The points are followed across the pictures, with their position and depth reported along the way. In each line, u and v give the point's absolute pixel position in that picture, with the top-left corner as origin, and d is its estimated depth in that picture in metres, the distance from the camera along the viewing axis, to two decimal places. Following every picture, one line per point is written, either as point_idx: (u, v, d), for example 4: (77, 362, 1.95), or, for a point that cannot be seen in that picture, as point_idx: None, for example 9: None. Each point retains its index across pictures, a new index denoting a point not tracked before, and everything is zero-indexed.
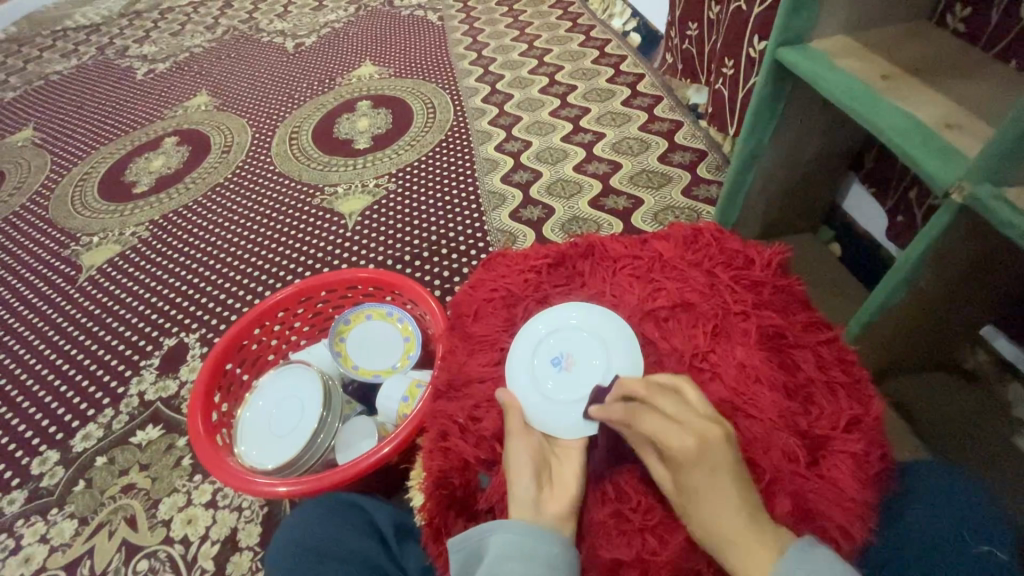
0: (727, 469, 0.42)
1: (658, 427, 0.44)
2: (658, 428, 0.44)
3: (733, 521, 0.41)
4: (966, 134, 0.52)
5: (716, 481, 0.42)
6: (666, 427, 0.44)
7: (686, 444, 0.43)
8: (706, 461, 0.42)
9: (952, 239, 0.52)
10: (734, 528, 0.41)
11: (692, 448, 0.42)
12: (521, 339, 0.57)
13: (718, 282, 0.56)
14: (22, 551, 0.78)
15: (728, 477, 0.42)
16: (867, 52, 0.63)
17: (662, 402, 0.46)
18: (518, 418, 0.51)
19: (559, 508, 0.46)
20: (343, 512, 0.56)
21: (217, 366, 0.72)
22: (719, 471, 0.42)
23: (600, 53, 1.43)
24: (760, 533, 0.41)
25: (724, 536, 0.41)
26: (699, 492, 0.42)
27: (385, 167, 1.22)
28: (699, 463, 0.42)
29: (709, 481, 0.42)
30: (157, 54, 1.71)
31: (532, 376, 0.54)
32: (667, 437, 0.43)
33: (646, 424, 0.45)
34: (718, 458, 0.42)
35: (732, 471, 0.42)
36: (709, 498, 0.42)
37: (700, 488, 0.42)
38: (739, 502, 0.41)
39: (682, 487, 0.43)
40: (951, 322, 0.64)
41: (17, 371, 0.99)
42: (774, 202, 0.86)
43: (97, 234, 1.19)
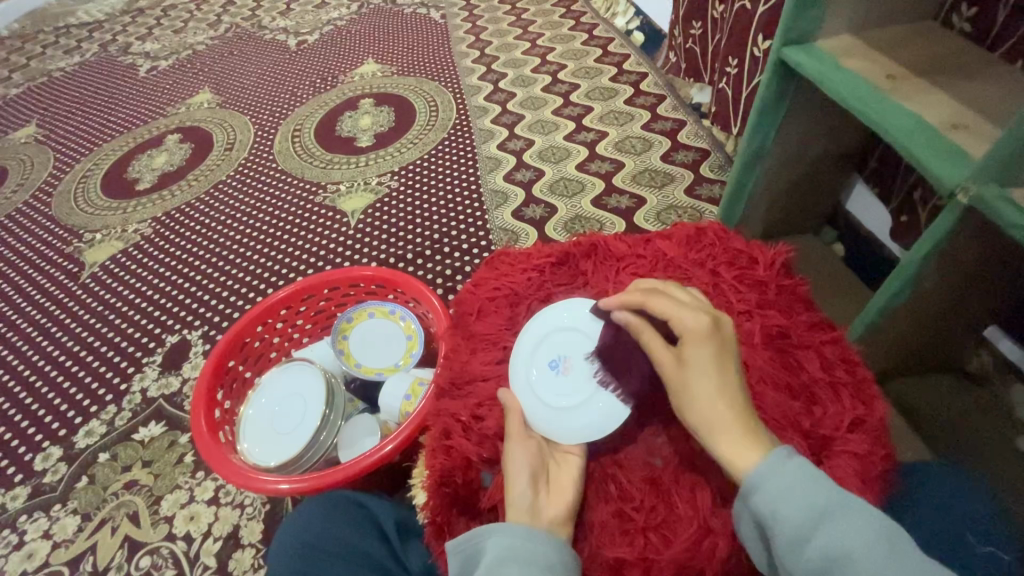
0: (729, 354, 0.45)
1: (676, 307, 0.47)
2: (675, 309, 0.47)
3: (728, 400, 0.43)
4: (971, 135, 0.51)
5: (722, 359, 0.45)
6: (684, 310, 0.47)
7: (702, 323, 0.46)
8: (718, 339, 0.45)
9: (955, 240, 0.52)
10: (732, 403, 0.43)
11: (707, 326, 0.46)
12: (519, 345, 0.56)
13: (722, 281, 0.56)
14: (26, 547, 0.79)
15: (732, 359, 0.45)
16: (872, 52, 0.63)
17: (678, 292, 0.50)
18: (518, 420, 0.51)
19: (557, 511, 0.46)
20: (342, 511, 0.56)
21: (219, 364, 0.73)
22: (726, 352, 0.45)
23: (604, 52, 1.43)
24: (750, 413, 0.44)
25: (717, 411, 0.43)
26: (703, 366, 0.44)
27: (388, 165, 1.22)
28: (710, 340, 0.45)
29: (715, 357, 0.44)
30: (160, 51, 1.71)
31: (531, 383, 0.54)
32: (685, 317, 0.46)
33: (666, 304, 0.48)
34: (726, 342, 0.46)
35: (733, 358, 0.46)
36: (714, 370, 0.44)
37: (705, 363, 0.44)
38: (737, 383, 0.44)
39: (688, 362, 0.45)
40: (955, 323, 0.64)
41: (20, 367, 0.99)
42: (778, 201, 0.86)
43: (100, 231, 1.20)
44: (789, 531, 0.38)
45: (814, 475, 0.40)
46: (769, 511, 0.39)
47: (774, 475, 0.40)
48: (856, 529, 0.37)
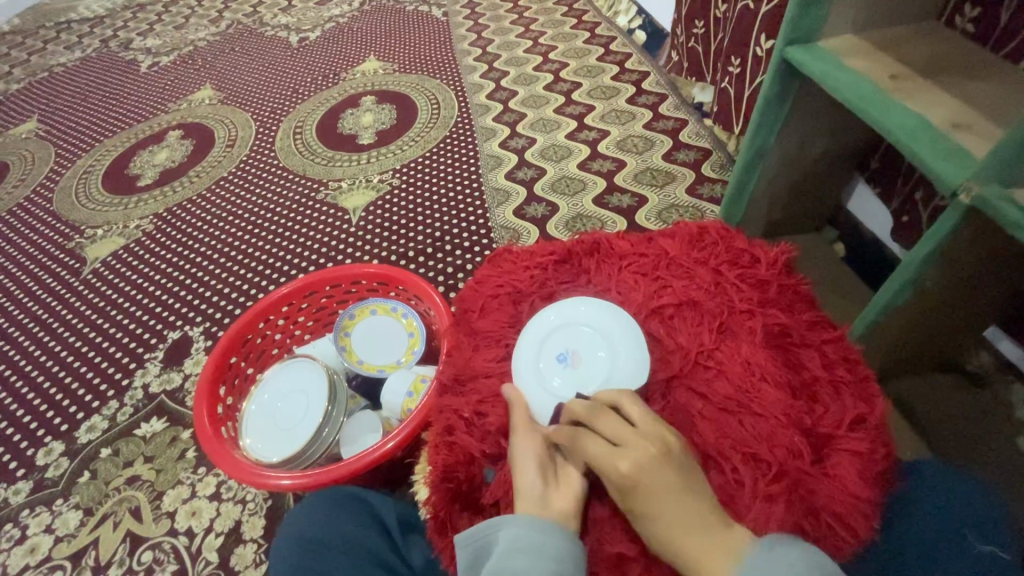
0: (665, 487, 0.41)
1: (597, 450, 0.44)
2: (596, 454, 0.44)
3: (681, 537, 0.40)
4: (974, 135, 0.52)
5: (656, 501, 0.41)
6: (604, 452, 0.43)
7: (621, 470, 0.42)
8: (642, 484, 0.41)
9: (957, 240, 0.52)
10: (684, 545, 0.40)
11: (627, 474, 0.42)
12: (519, 363, 0.55)
13: (724, 280, 0.56)
14: (28, 541, 0.79)
15: (670, 498, 0.41)
16: (875, 52, 0.63)
17: (604, 421, 0.45)
18: (523, 413, 0.51)
19: (566, 504, 0.46)
20: (347, 505, 0.56)
21: (221, 360, 0.73)
22: (659, 493, 0.41)
23: (605, 50, 1.43)
24: (711, 542, 0.40)
25: (674, 550, 0.41)
26: (641, 511, 0.42)
27: (390, 163, 1.22)
28: (634, 485, 0.42)
29: (649, 500, 0.41)
30: (161, 47, 1.71)
31: (550, 390, 0.53)
32: (605, 463, 0.43)
33: (586, 446, 0.44)
34: (656, 479, 0.41)
35: (672, 492, 0.41)
36: (653, 519, 0.41)
37: (641, 509, 0.42)
38: (686, 518, 0.41)
39: (631, 511, 0.42)
40: (956, 323, 0.64)
41: (21, 362, 0.99)
42: (779, 201, 0.86)
43: (101, 226, 1.20)
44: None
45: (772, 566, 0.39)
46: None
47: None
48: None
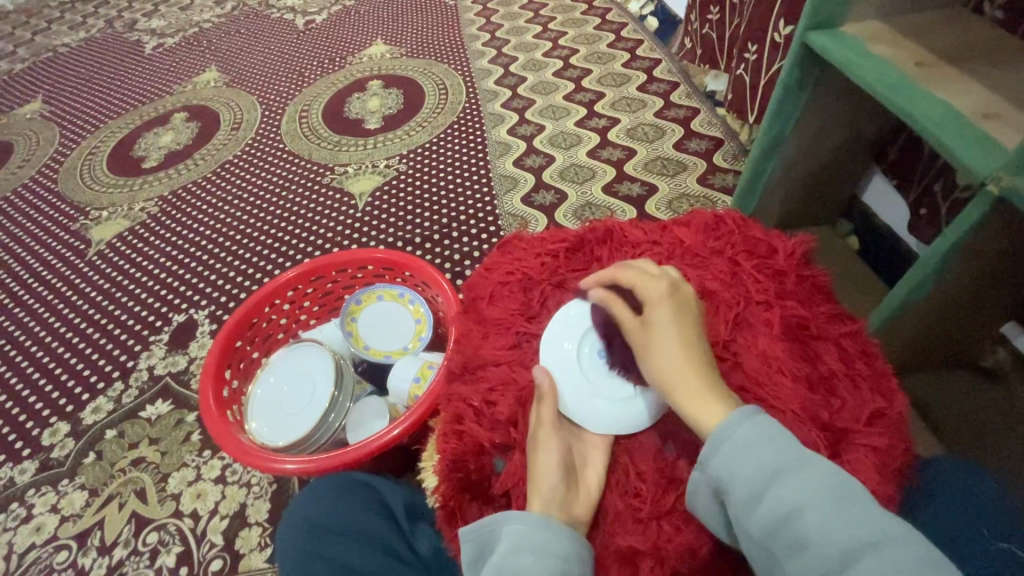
0: (689, 312, 0.48)
1: (639, 276, 0.51)
2: (637, 277, 0.51)
3: (691, 355, 0.45)
4: (1003, 125, 0.50)
5: (680, 315, 0.47)
6: (644, 278, 0.50)
7: (657, 288, 0.49)
8: (672, 301, 0.48)
9: (982, 234, 0.50)
10: (693, 364, 0.44)
11: (661, 291, 0.49)
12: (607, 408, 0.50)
13: (740, 270, 0.55)
14: (34, 521, 0.79)
15: (692, 323, 0.47)
16: (900, 39, 0.61)
17: (646, 264, 0.53)
18: (551, 404, 0.50)
19: (585, 509, 0.46)
20: (355, 492, 0.56)
21: (227, 343, 0.72)
22: (685, 314, 0.47)
23: (617, 36, 1.40)
24: (714, 376, 0.45)
25: (681, 362, 0.44)
26: (664, 321, 0.47)
27: (396, 148, 1.21)
28: (668, 298, 0.48)
29: (674, 313, 0.47)
30: (165, 28, 1.69)
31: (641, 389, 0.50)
32: (643, 283, 0.50)
33: (627, 274, 0.51)
34: (682, 301, 0.48)
35: (695, 319, 0.48)
36: (676, 328, 0.46)
37: (665, 319, 0.47)
38: (698, 347, 0.46)
39: (652, 325, 0.47)
40: (973, 318, 0.63)
41: (26, 342, 0.99)
42: (794, 191, 0.84)
43: (106, 208, 1.19)
44: (745, 491, 0.38)
45: (759, 433, 0.40)
46: (725, 473, 0.40)
47: (723, 440, 0.40)
48: (809, 486, 0.37)
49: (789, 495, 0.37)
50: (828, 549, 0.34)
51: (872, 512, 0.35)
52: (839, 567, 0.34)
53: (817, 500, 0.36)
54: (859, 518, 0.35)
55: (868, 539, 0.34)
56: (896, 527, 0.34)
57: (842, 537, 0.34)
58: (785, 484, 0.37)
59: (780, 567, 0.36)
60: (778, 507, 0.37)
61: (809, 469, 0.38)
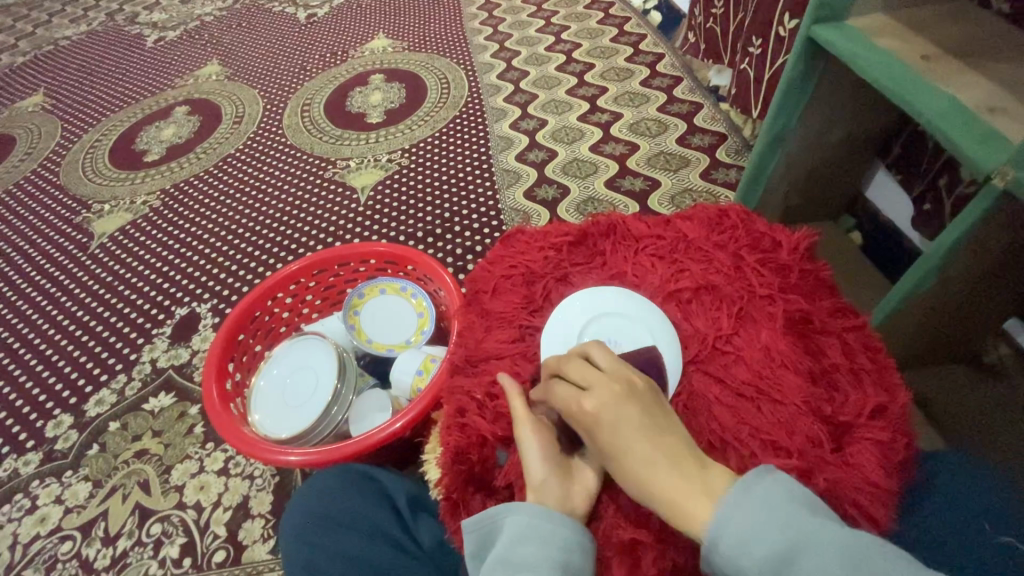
0: (630, 424, 0.41)
1: (566, 395, 0.44)
2: (567, 395, 0.44)
3: (650, 474, 0.39)
4: (1010, 119, 0.50)
5: (621, 434, 0.41)
6: (569, 395, 0.44)
7: (585, 408, 0.42)
8: (606, 420, 0.41)
9: (987, 228, 0.50)
10: (656, 484, 0.39)
11: (591, 412, 0.42)
12: None
13: (744, 264, 0.55)
14: (38, 511, 0.79)
15: (637, 431, 0.41)
16: (905, 32, 0.60)
17: (567, 366, 0.45)
18: (521, 400, 0.49)
19: (583, 502, 0.45)
20: (358, 483, 0.56)
21: (230, 336, 0.72)
22: (625, 428, 0.41)
23: (620, 31, 1.40)
24: (685, 478, 0.39)
25: (644, 489, 0.39)
26: (609, 449, 0.41)
27: (398, 142, 1.21)
28: (603, 421, 0.41)
29: (615, 437, 0.41)
30: (167, 21, 1.69)
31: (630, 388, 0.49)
32: (574, 404, 0.43)
33: (551, 395, 0.45)
34: (620, 413, 0.41)
35: (638, 424, 0.41)
36: (623, 453, 0.40)
37: (610, 447, 0.41)
38: (655, 455, 0.40)
39: (602, 455, 0.42)
40: (976, 313, 0.63)
41: (30, 335, 1.00)
42: (797, 186, 0.84)
43: (108, 201, 1.19)
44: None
45: (754, 518, 0.37)
46: (733, 562, 0.37)
47: (719, 548, 0.37)
48: (822, 561, 0.34)
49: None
50: None
51: (889, 572, 0.33)
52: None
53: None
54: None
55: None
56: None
57: None
58: (795, 568, 0.35)
59: None
60: None
61: (817, 541, 0.35)
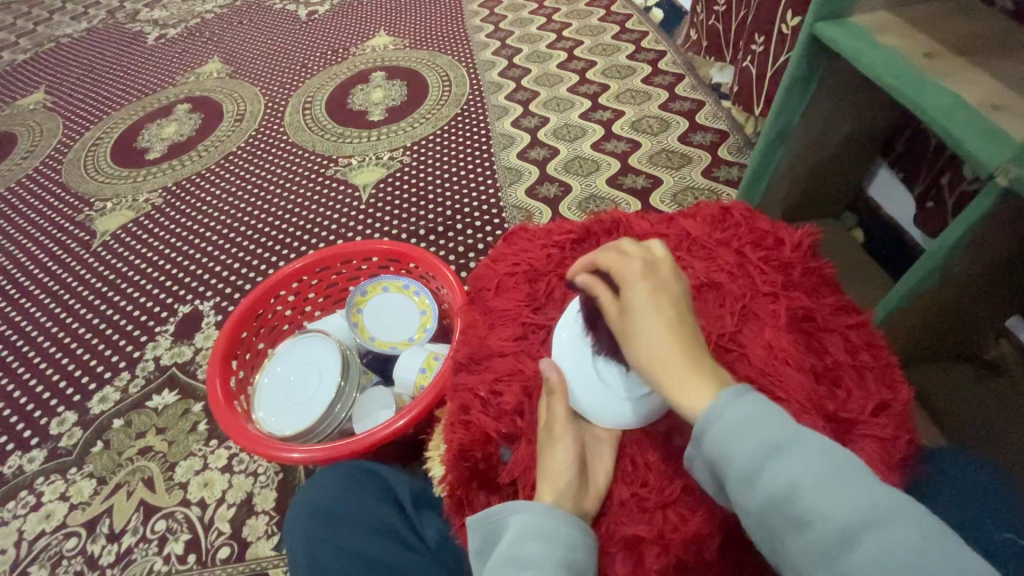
0: (671, 292, 0.42)
1: (617, 257, 0.45)
2: (616, 257, 0.45)
3: (671, 343, 0.40)
4: (1013, 116, 0.50)
5: (659, 298, 0.42)
6: (620, 258, 0.45)
7: (635, 269, 0.43)
8: (650, 280, 0.43)
9: (990, 226, 0.50)
10: (671, 353, 0.40)
11: (640, 273, 0.43)
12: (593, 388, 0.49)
13: (747, 262, 0.55)
14: (43, 508, 0.80)
15: (676, 303, 0.42)
16: (909, 29, 0.60)
17: (624, 240, 0.47)
18: (563, 404, 0.48)
19: (596, 502, 0.47)
20: (362, 479, 0.57)
21: (233, 334, 0.72)
22: (667, 296, 0.42)
23: (621, 28, 1.40)
24: (698, 357, 0.40)
25: (660, 352, 0.40)
26: (642, 308, 0.41)
27: (400, 140, 1.21)
28: (645, 281, 0.43)
29: (652, 296, 0.42)
30: (168, 19, 1.68)
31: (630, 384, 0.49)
32: (621, 265, 0.44)
33: (602, 256, 0.46)
34: (663, 281, 0.43)
35: (677, 296, 0.42)
36: (653, 314, 0.41)
37: (642, 306, 0.41)
38: (685, 329, 0.41)
39: (629, 312, 0.42)
40: (978, 310, 0.63)
41: (33, 333, 1.00)
42: (800, 183, 0.84)
43: (111, 199, 1.19)
44: (738, 472, 0.36)
45: (757, 409, 0.37)
46: (717, 454, 0.37)
47: (705, 429, 0.38)
48: (810, 462, 0.35)
49: (787, 474, 0.35)
50: (831, 530, 0.32)
51: (873, 487, 0.33)
52: (837, 547, 0.32)
53: (817, 478, 0.34)
54: (859, 494, 0.33)
55: (865, 517, 0.32)
56: (897, 505, 0.32)
57: (844, 515, 0.32)
58: (782, 462, 0.35)
59: (780, 546, 0.35)
60: (776, 484, 0.35)
61: (807, 447, 0.35)
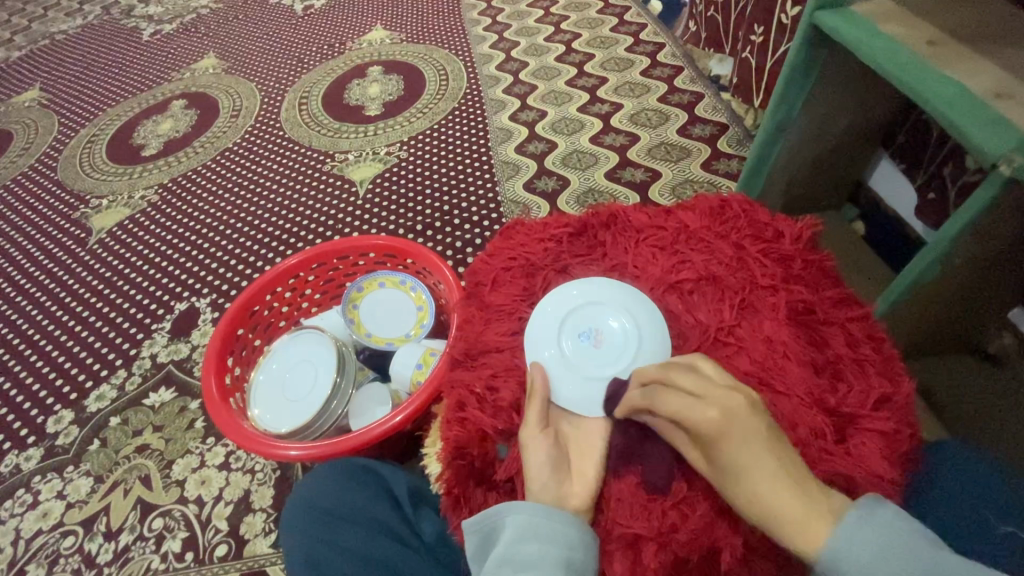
0: (755, 433, 0.40)
1: (681, 403, 0.42)
2: (683, 403, 0.42)
3: (776, 490, 0.38)
4: (1017, 104, 0.49)
5: (748, 443, 0.40)
6: (686, 404, 0.42)
7: (710, 418, 0.41)
8: (733, 429, 0.40)
9: (992, 217, 0.50)
10: (780, 500, 0.38)
11: (717, 422, 0.40)
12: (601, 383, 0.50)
13: (746, 255, 0.54)
14: (40, 507, 0.80)
15: (763, 444, 0.40)
16: (912, 17, 0.59)
17: (686, 376, 0.44)
18: (539, 404, 0.49)
19: (584, 501, 0.45)
20: (357, 476, 0.56)
21: (228, 332, 0.72)
22: (754, 442, 0.40)
23: (620, 20, 1.38)
24: (804, 494, 0.38)
25: (771, 503, 0.38)
26: (735, 461, 0.39)
27: (397, 134, 1.20)
28: (727, 431, 0.40)
29: (741, 446, 0.40)
30: (163, 14, 1.67)
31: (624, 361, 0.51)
32: (691, 412, 0.41)
33: (663, 403, 0.43)
34: (745, 425, 0.40)
35: (762, 436, 0.40)
36: (747, 464, 0.39)
37: (733, 458, 0.39)
38: (779, 467, 0.39)
39: (720, 464, 0.40)
40: (981, 302, 0.62)
41: (30, 331, 0.99)
42: (800, 176, 0.83)
43: (106, 196, 1.18)
44: None
45: (883, 544, 0.35)
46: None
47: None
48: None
49: None
50: None
51: None
52: None
53: None
54: None
55: None
56: None
57: None
58: None
59: None
60: None
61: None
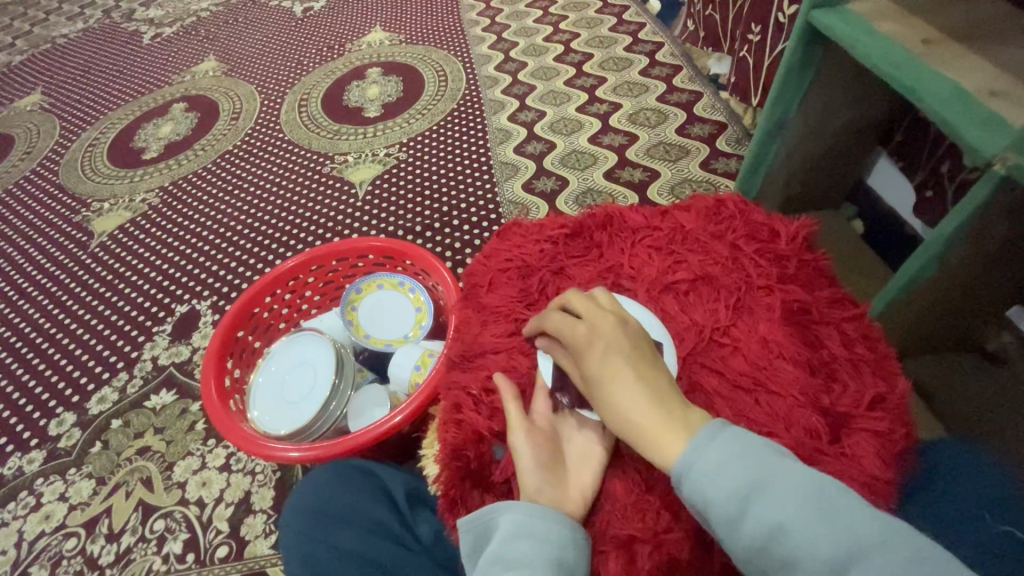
0: (619, 348, 0.44)
1: (562, 323, 0.48)
2: (563, 321, 0.48)
3: (633, 401, 0.42)
4: (1011, 102, 0.49)
5: (609, 355, 0.44)
6: (566, 322, 0.48)
7: (577, 332, 0.46)
8: (596, 344, 0.45)
9: (987, 215, 0.50)
10: (635, 412, 0.41)
11: (582, 336, 0.46)
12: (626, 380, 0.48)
13: (741, 255, 0.55)
14: (42, 509, 0.80)
15: (623, 356, 0.44)
16: (906, 15, 0.59)
17: (574, 297, 0.49)
18: (517, 406, 0.50)
19: (578, 506, 0.46)
20: (355, 478, 0.56)
21: (227, 334, 0.72)
22: (615, 355, 0.44)
23: (619, 20, 1.38)
24: (663, 410, 0.41)
25: (627, 412, 0.42)
26: (598, 372, 0.44)
27: (396, 136, 1.20)
28: (592, 344, 0.45)
29: (602, 359, 0.44)
30: (164, 18, 1.68)
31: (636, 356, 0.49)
32: (567, 328, 0.47)
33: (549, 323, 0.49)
34: (611, 341, 0.45)
35: (625, 351, 0.44)
36: (606, 377, 0.43)
37: (597, 370, 0.44)
38: (637, 381, 0.42)
39: (588, 377, 0.45)
40: (978, 299, 0.62)
41: (32, 335, 1.00)
42: (798, 175, 0.83)
43: (107, 200, 1.19)
44: (724, 510, 0.37)
45: (738, 452, 0.38)
46: (700, 496, 0.38)
47: (687, 481, 0.38)
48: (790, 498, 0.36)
49: (768, 516, 0.36)
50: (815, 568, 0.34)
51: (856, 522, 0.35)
52: None
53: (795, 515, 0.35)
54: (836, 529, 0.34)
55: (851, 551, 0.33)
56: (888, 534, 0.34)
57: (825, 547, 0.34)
58: (762, 501, 0.36)
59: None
60: (763, 522, 0.36)
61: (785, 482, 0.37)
